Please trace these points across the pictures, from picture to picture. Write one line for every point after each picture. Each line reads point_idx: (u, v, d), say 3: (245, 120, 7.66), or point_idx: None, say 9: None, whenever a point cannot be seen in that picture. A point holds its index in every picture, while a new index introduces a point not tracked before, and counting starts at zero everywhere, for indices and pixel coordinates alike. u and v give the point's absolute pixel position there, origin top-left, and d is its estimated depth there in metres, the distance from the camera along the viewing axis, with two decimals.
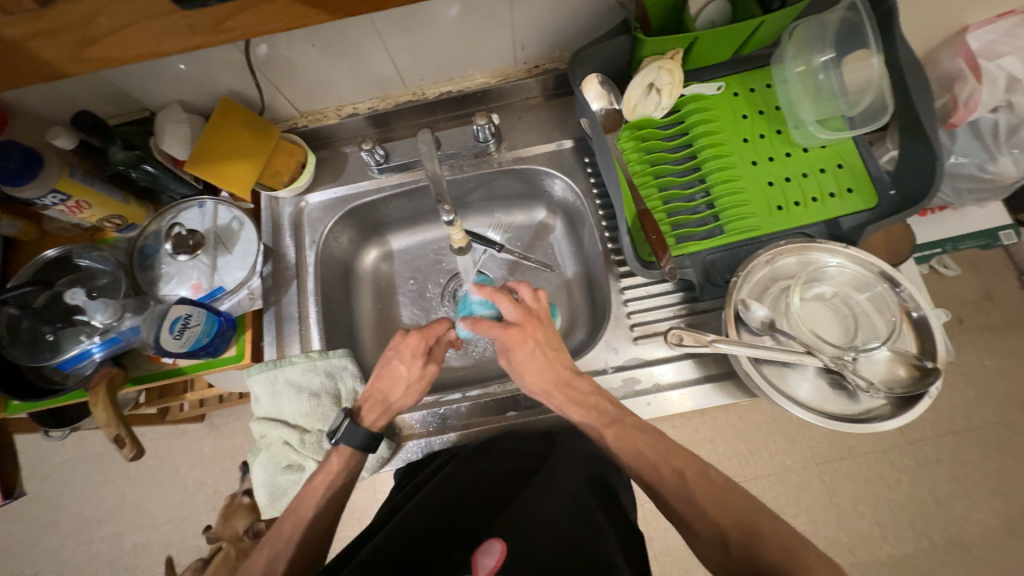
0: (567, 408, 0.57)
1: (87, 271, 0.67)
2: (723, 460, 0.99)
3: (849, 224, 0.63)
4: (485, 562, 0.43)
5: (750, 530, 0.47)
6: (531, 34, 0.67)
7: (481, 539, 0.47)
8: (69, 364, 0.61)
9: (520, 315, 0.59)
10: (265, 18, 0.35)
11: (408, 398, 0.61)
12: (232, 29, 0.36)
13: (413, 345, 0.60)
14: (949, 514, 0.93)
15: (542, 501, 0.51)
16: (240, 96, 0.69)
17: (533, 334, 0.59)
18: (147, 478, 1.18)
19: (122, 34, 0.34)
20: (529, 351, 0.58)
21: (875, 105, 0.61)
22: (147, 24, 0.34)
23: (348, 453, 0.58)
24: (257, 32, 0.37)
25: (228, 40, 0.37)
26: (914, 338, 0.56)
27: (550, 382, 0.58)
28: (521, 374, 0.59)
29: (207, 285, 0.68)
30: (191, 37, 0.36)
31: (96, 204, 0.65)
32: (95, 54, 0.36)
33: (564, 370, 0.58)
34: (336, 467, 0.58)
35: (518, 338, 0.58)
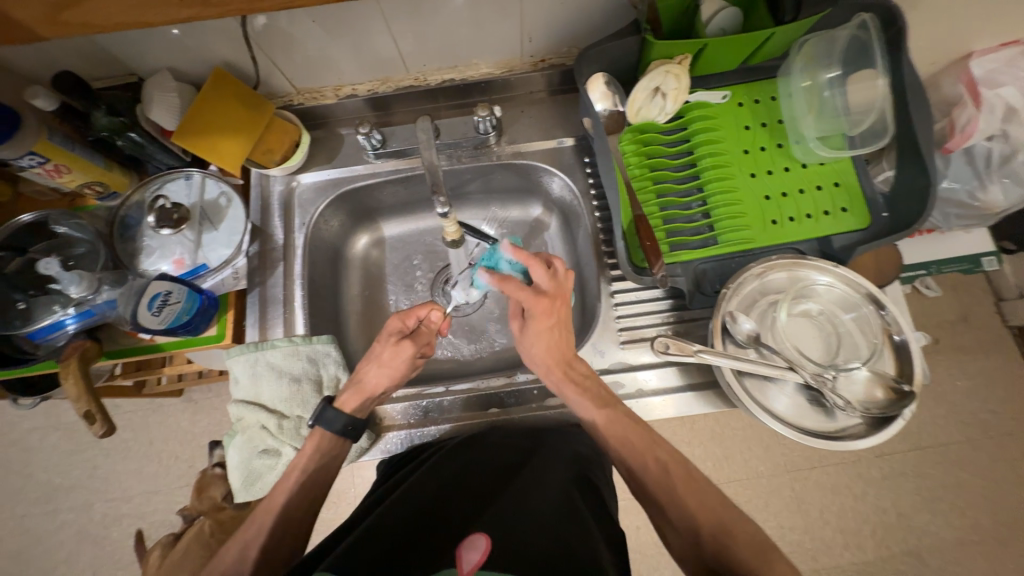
0: (562, 386, 0.57)
1: (64, 238, 0.64)
2: (698, 463, 1.01)
3: (840, 244, 0.63)
4: (469, 557, 0.44)
5: (724, 527, 0.48)
6: (539, 27, 0.65)
7: (465, 533, 0.47)
8: (41, 334, 0.60)
9: (552, 287, 0.58)
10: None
11: (378, 378, 0.59)
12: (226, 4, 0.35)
13: (392, 326, 0.61)
14: (909, 526, 0.96)
15: (530, 500, 0.51)
16: (235, 67, 0.67)
17: (557, 310, 0.59)
18: (120, 450, 1.16)
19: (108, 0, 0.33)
20: (547, 325, 0.58)
21: (876, 126, 0.62)
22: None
23: (325, 437, 0.58)
24: (251, 9, 0.36)
25: (222, 14, 0.36)
26: (893, 360, 0.57)
27: (553, 358, 0.58)
28: (529, 343, 0.59)
29: (190, 262, 0.66)
30: (180, 8, 0.35)
31: (76, 170, 0.62)
32: (78, 18, 0.34)
33: (568, 351, 0.59)
34: (317, 448, 0.58)
35: (543, 309, 0.58)
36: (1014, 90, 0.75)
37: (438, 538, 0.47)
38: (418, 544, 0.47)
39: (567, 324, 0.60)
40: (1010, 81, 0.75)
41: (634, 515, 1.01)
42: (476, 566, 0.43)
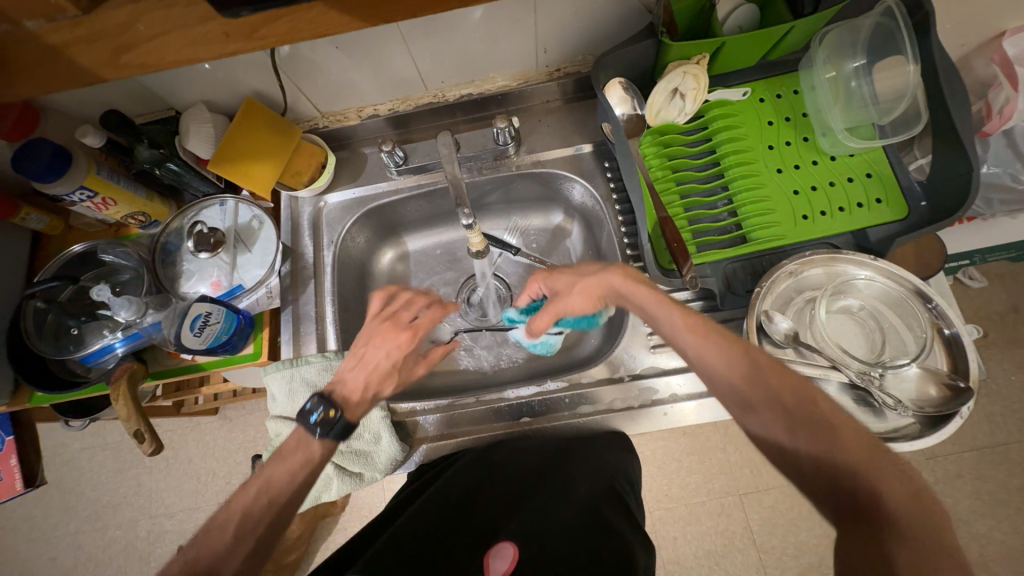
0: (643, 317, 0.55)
1: (110, 266, 0.68)
2: (735, 469, 0.98)
3: (877, 236, 0.61)
4: (498, 565, 0.45)
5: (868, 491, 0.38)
6: (554, 37, 0.66)
7: (492, 540, 0.48)
8: (92, 358, 0.63)
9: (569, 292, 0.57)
10: (297, 28, 0.36)
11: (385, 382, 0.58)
12: (265, 37, 0.36)
13: (377, 329, 0.60)
14: (968, 531, 0.90)
15: (553, 510, 0.52)
16: (264, 96, 0.70)
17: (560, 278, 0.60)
18: (162, 468, 1.20)
19: (159, 41, 0.35)
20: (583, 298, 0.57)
21: (909, 114, 0.60)
22: (180, 32, 0.35)
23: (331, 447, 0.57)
24: (289, 39, 0.37)
25: (261, 48, 0.37)
26: (944, 355, 0.54)
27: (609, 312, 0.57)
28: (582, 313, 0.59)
29: (227, 283, 0.69)
30: (225, 44, 0.37)
31: (121, 202, 0.66)
32: (130, 61, 0.36)
33: (602, 289, 0.57)
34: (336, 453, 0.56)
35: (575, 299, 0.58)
36: None
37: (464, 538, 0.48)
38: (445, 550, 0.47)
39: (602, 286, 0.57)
40: None
41: (671, 525, 0.98)
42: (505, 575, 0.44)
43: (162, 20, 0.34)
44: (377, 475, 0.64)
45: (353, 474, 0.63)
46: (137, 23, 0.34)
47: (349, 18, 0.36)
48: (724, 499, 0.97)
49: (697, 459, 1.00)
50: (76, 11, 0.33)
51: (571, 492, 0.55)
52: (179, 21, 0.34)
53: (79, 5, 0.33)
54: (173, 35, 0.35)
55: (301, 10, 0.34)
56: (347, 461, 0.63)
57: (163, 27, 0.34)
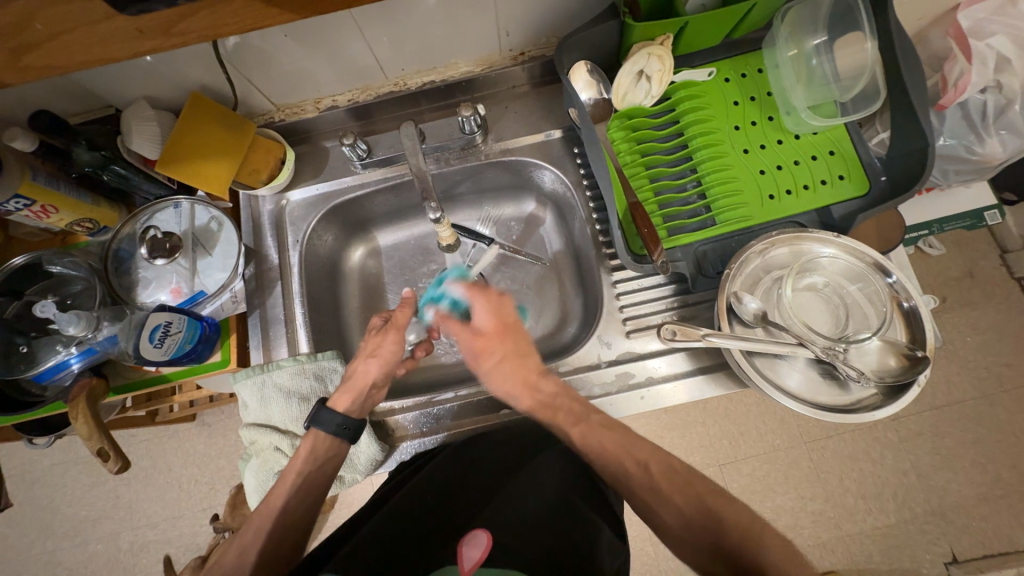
0: (535, 411, 0.57)
1: (60, 278, 0.64)
2: (714, 442, 1.01)
3: (840, 213, 0.62)
4: (471, 554, 0.44)
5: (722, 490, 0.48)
6: (516, 20, 0.64)
7: (467, 530, 0.47)
8: (47, 375, 0.59)
9: (488, 324, 0.61)
10: (221, 20, 0.33)
11: (370, 369, 0.60)
12: (186, 32, 0.34)
13: (376, 323, 0.63)
14: (930, 484, 0.95)
15: (529, 495, 0.51)
16: (212, 90, 0.66)
17: (503, 345, 0.60)
18: (140, 479, 1.16)
19: (63, 40, 0.32)
20: (495, 361, 0.59)
21: (867, 91, 0.61)
22: (86, 30, 0.32)
23: (319, 437, 0.58)
24: (212, 32, 0.34)
25: (185, 43, 0.35)
26: (903, 327, 0.56)
27: (517, 385, 0.58)
28: (490, 382, 0.60)
29: (187, 290, 0.66)
30: (143, 40, 0.34)
31: (63, 209, 0.62)
32: (35, 62, 0.33)
33: (530, 374, 0.58)
34: (312, 449, 0.58)
35: (487, 343, 0.60)
36: (1005, 39, 0.73)
37: (439, 535, 0.47)
38: (426, 546, 0.46)
39: (521, 352, 0.59)
40: (999, 30, 0.73)
41: None
42: (478, 563, 0.43)
43: (63, 18, 0.31)
44: (358, 477, 0.63)
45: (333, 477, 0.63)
46: (33, 22, 0.31)
47: (277, 11, 0.34)
48: (704, 470, 1.00)
49: (678, 434, 1.02)
50: None
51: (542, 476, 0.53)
52: (81, 18, 0.31)
53: None
54: (82, 32, 0.32)
55: (221, 4, 0.32)
56: None
57: (68, 24, 0.31)
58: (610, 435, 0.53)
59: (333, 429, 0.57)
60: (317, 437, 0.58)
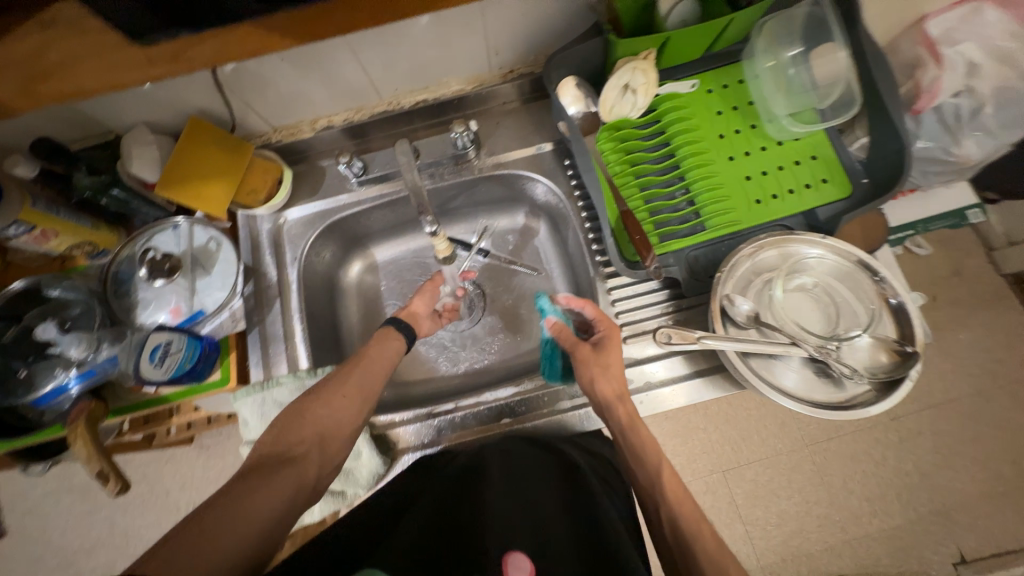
0: (634, 424, 0.54)
1: (58, 301, 0.64)
2: (718, 447, 1.00)
3: (825, 215, 0.64)
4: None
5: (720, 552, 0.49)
6: (505, 40, 0.67)
7: (507, 544, 0.43)
8: (46, 399, 0.59)
9: (607, 329, 0.61)
10: (223, 50, 0.34)
11: (421, 300, 0.72)
12: (193, 61, 0.34)
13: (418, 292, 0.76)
14: (933, 483, 0.94)
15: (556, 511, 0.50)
16: (210, 114, 0.68)
17: (612, 355, 0.58)
18: (136, 505, 1.14)
19: (75, 67, 0.34)
20: (611, 362, 0.58)
21: (844, 97, 0.63)
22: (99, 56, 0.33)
23: (391, 336, 0.64)
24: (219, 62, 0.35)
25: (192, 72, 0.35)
26: (893, 324, 0.57)
27: (622, 405, 0.55)
28: (591, 383, 0.57)
29: (187, 309, 0.66)
30: (150, 70, 0.34)
31: (63, 232, 0.63)
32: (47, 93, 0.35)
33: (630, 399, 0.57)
34: (377, 351, 0.62)
35: (608, 347, 0.59)
36: (974, 46, 0.76)
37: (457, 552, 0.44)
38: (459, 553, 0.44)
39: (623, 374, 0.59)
40: (966, 38, 0.76)
41: None
42: None
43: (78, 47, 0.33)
44: (360, 492, 0.64)
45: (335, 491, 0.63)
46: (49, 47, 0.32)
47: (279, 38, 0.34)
48: (708, 477, 0.99)
49: (680, 440, 1.01)
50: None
51: (553, 492, 0.52)
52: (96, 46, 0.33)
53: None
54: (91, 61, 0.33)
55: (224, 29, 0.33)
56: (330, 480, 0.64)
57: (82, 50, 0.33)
58: (666, 464, 0.51)
59: (400, 330, 0.65)
60: (388, 332, 0.64)
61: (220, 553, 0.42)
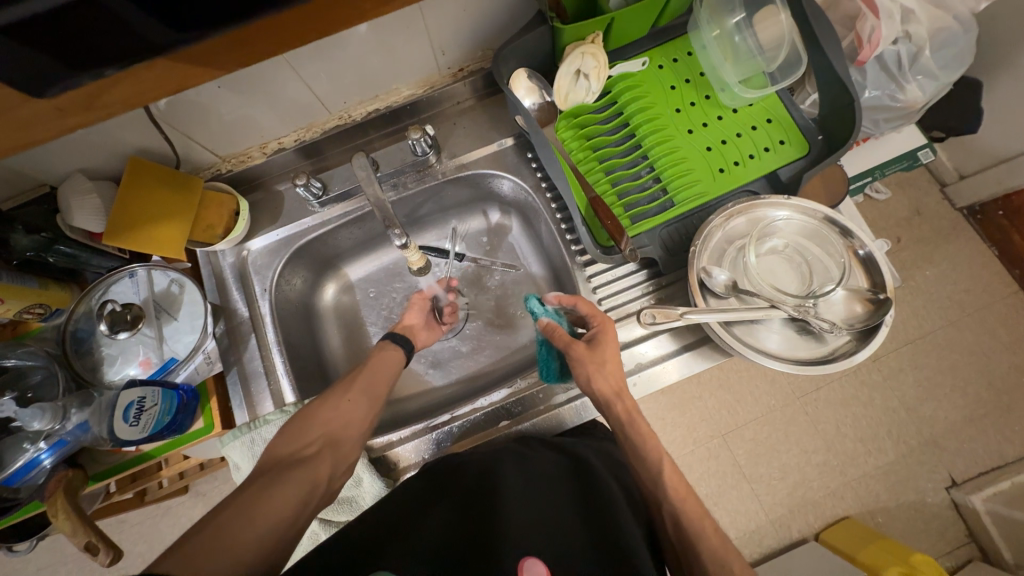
0: (635, 416, 0.55)
1: (15, 371, 0.59)
2: (714, 413, 1.01)
3: (787, 175, 0.65)
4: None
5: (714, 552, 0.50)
6: (450, 38, 0.65)
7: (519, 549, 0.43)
8: (17, 477, 0.55)
9: (600, 321, 0.60)
10: (147, 87, 0.31)
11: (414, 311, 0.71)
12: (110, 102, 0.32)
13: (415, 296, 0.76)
14: (920, 416, 0.97)
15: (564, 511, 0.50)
16: (151, 152, 0.64)
17: (608, 349, 0.57)
18: (137, 564, 1.10)
19: None
20: (609, 355, 0.57)
21: (790, 58, 0.65)
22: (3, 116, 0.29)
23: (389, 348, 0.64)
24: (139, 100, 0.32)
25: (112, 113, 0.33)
26: (863, 273, 0.59)
27: (621, 399, 0.55)
28: (590, 381, 0.56)
29: (157, 359, 0.63)
30: (64, 118, 0.31)
31: (9, 297, 0.58)
32: None
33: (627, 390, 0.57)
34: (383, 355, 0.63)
35: (603, 341, 0.58)
36: None
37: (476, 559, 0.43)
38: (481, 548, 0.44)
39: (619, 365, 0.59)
40: None
41: None
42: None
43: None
44: None
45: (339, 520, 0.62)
46: None
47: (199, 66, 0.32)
48: (709, 443, 1.00)
49: (678, 412, 1.02)
50: None
51: (564, 493, 0.53)
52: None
53: None
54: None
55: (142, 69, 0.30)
56: (334, 511, 0.63)
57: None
58: (665, 457, 0.53)
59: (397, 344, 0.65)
60: (385, 344, 0.64)
61: (243, 549, 0.40)
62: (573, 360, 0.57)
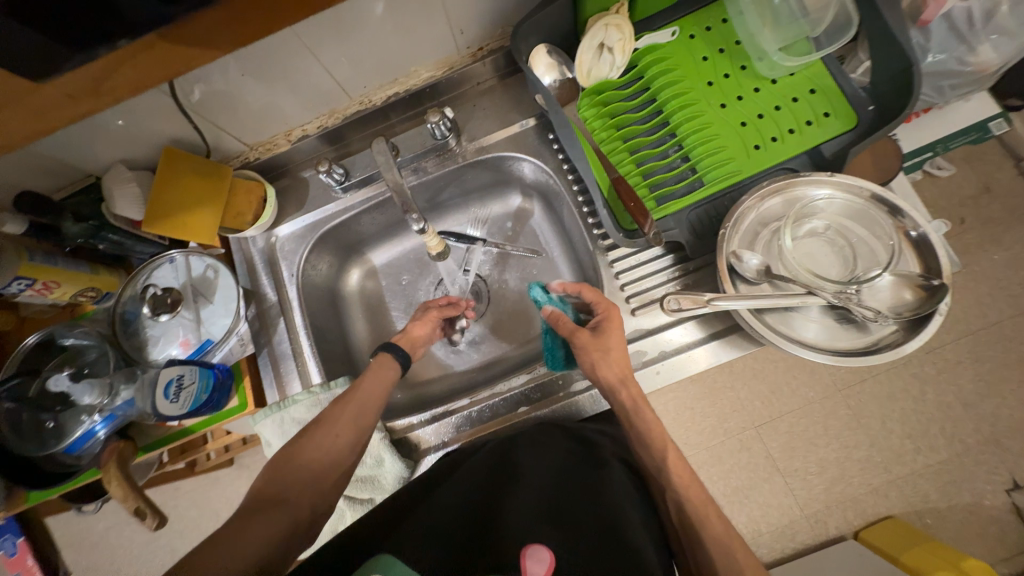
0: (641, 403, 0.53)
1: (74, 349, 0.65)
2: (747, 404, 0.97)
3: (831, 151, 0.59)
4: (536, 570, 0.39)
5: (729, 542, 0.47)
6: (467, 16, 0.63)
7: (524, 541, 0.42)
8: (76, 446, 0.60)
9: (606, 309, 0.59)
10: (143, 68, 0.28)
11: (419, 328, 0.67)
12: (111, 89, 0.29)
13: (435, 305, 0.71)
14: (978, 413, 0.89)
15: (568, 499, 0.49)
16: (184, 142, 0.67)
17: (613, 338, 0.56)
18: (191, 527, 1.19)
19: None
20: (615, 344, 0.56)
21: (840, 19, 0.58)
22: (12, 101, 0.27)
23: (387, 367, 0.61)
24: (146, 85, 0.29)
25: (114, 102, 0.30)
26: (915, 257, 0.54)
27: (627, 386, 0.54)
28: (594, 366, 0.55)
29: (195, 340, 0.66)
30: (73, 105, 0.29)
31: (64, 281, 0.63)
32: None
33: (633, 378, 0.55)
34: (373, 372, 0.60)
35: (609, 331, 0.56)
36: None
37: (473, 543, 0.45)
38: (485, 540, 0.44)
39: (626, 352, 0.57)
40: None
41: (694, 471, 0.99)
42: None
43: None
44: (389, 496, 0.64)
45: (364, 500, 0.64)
46: None
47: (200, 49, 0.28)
48: (741, 435, 0.97)
49: (708, 402, 0.99)
50: None
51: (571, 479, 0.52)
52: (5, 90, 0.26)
53: None
54: (3, 113, 0.28)
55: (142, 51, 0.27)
56: (357, 489, 0.65)
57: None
58: (671, 448, 0.51)
59: (396, 356, 0.62)
60: (381, 360, 0.61)
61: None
62: (579, 345, 0.56)
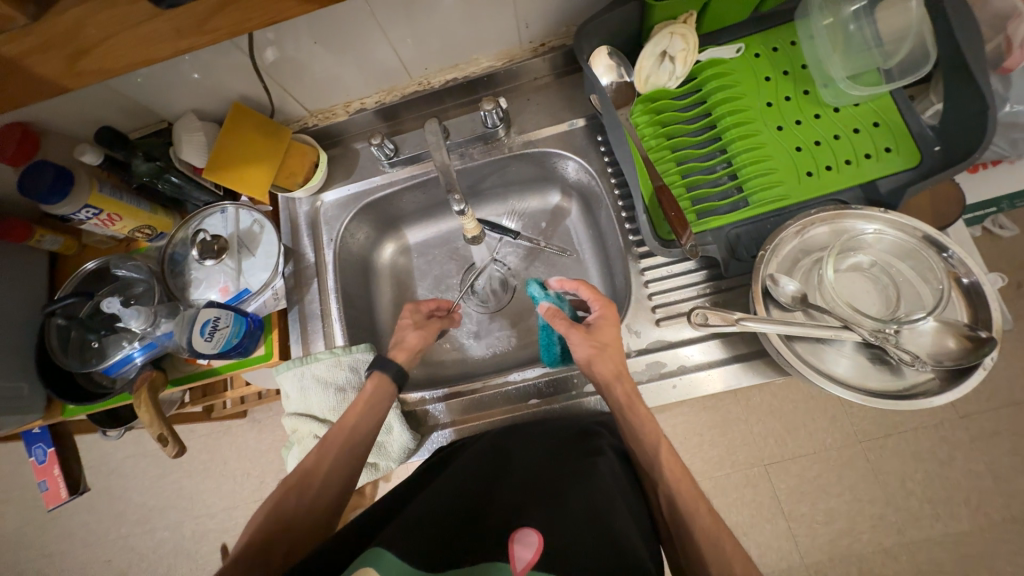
0: (633, 397, 0.55)
1: (125, 280, 0.69)
2: (759, 441, 0.94)
3: (888, 187, 0.58)
4: (522, 555, 0.39)
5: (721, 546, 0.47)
6: (535, 11, 0.64)
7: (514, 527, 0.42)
8: (114, 368, 0.65)
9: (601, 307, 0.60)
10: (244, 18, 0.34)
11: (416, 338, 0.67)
12: (217, 28, 0.35)
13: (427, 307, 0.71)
14: (1009, 489, 0.83)
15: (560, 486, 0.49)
16: (251, 100, 0.70)
17: (607, 336, 0.58)
18: (200, 470, 1.25)
19: (110, 44, 0.34)
20: (608, 340, 0.57)
21: (916, 53, 0.56)
22: (131, 31, 0.33)
23: (379, 390, 0.61)
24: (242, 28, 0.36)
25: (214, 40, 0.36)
26: (963, 306, 0.52)
27: (620, 380, 0.56)
28: (588, 359, 0.57)
29: (234, 288, 0.70)
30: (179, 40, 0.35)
31: (126, 217, 0.68)
32: (87, 66, 0.36)
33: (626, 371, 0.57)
34: (369, 397, 0.61)
35: (603, 330, 0.58)
36: None
37: (468, 522, 0.45)
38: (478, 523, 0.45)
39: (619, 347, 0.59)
40: None
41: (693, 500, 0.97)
42: (530, 565, 0.39)
43: (109, 22, 0.32)
44: (391, 465, 0.65)
45: (368, 464, 0.65)
46: (85, 27, 0.32)
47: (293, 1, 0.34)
48: (748, 470, 0.94)
49: (719, 432, 0.97)
50: (23, 18, 0.31)
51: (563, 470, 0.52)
52: (128, 21, 0.33)
53: (27, 12, 0.31)
54: (119, 36, 0.34)
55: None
56: None
57: (112, 27, 0.33)
58: (665, 446, 0.52)
59: (389, 373, 0.62)
60: (376, 380, 0.62)
61: None
62: (572, 342, 0.58)
